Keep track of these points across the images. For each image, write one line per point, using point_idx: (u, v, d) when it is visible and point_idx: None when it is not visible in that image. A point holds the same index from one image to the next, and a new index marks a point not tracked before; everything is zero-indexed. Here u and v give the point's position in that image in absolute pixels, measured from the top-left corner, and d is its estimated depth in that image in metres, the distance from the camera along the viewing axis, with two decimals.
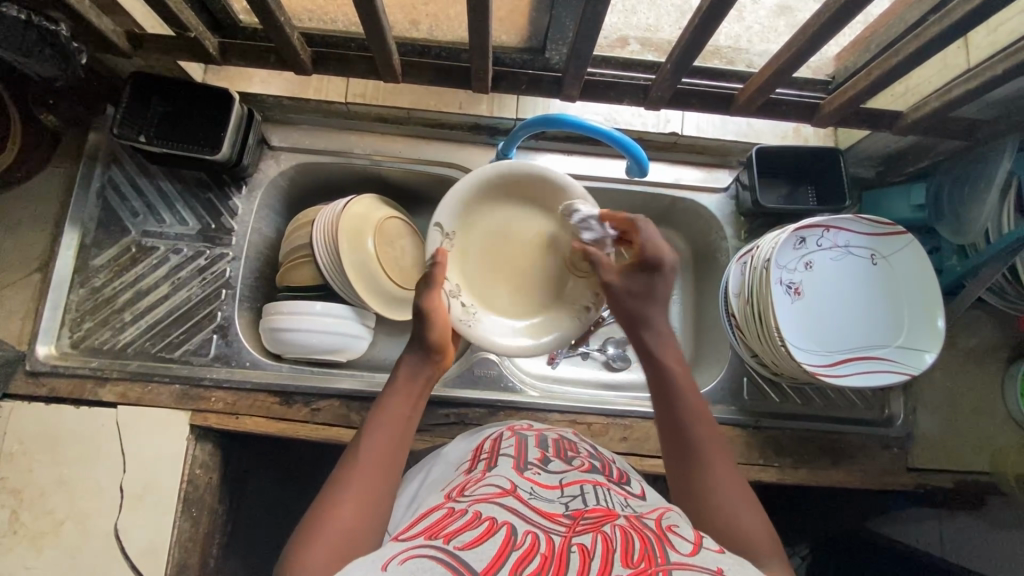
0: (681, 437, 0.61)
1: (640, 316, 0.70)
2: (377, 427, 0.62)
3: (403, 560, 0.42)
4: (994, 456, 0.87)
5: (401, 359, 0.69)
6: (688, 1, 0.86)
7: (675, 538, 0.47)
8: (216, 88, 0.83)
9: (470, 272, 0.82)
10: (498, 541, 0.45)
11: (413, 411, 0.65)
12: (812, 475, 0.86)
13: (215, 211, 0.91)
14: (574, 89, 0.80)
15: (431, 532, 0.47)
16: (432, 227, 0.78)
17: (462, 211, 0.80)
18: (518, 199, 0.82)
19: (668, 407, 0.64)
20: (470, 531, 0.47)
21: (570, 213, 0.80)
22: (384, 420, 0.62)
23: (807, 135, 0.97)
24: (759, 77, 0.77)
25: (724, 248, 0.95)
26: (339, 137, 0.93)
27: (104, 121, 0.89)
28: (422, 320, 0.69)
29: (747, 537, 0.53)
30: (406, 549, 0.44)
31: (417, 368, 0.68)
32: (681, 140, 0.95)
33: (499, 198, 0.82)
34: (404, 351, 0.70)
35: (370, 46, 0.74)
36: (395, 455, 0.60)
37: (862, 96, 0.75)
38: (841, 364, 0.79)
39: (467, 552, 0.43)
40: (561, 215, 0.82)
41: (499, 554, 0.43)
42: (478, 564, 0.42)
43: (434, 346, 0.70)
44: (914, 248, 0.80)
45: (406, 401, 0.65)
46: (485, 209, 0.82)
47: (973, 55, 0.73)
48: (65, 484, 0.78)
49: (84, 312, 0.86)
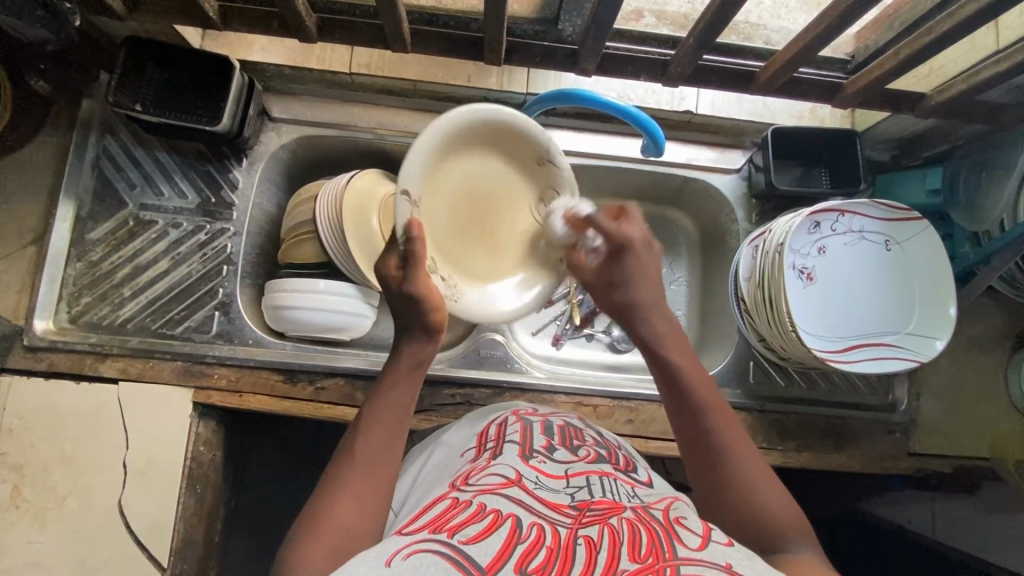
0: (695, 425, 0.59)
1: (631, 309, 0.66)
2: (374, 414, 0.59)
3: (407, 556, 0.42)
4: (994, 441, 0.88)
5: (399, 339, 0.64)
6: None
7: (683, 531, 0.46)
8: (215, 56, 0.80)
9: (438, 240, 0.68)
10: (503, 535, 0.45)
11: (412, 397, 0.62)
12: (815, 458, 0.87)
13: (215, 184, 0.88)
14: (590, 62, 0.77)
15: (434, 526, 0.46)
16: (397, 195, 0.59)
17: (426, 169, 0.62)
18: (479, 143, 0.66)
19: (678, 401, 0.61)
20: (475, 523, 0.46)
21: (538, 151, 0.68)
22: (383, 410, 0.60)
23: (823, 116, 0.95)
24: (782, 55, 0.74)
25: (734, 231, 0.94)
26: (341, 109, 0.90)
27: (98, 89, 0.85)
28: (417, 308, 0.62)
29: (773, 516, 0.52)
30: (409, 544, 0.44)
31: (419, 351, 0.64)
32: (694, 119, 0.92)
33: (463, 144, 0.65)
34: (399, 334, 0.64)
35: (379, 13, 0.71)
36: (393, 449, 0.58)
37: (888, 76, 0.73)
38: (852, 349, 0.78)
39: (472, 546, 0.43)
40: (527, 156, 0.69)
41: (504, 548, 0.43)
42: (481, 558, 0.42)
43: (435, 322, 0.63)
44: (929, 233, 0.79)
45: (406, 390, 0.62)
46: (450, 155, 0.65)
47: (1004, 36, 0.70)
48: (68, 460, 0.77)
49: (82, 287, 0.84)
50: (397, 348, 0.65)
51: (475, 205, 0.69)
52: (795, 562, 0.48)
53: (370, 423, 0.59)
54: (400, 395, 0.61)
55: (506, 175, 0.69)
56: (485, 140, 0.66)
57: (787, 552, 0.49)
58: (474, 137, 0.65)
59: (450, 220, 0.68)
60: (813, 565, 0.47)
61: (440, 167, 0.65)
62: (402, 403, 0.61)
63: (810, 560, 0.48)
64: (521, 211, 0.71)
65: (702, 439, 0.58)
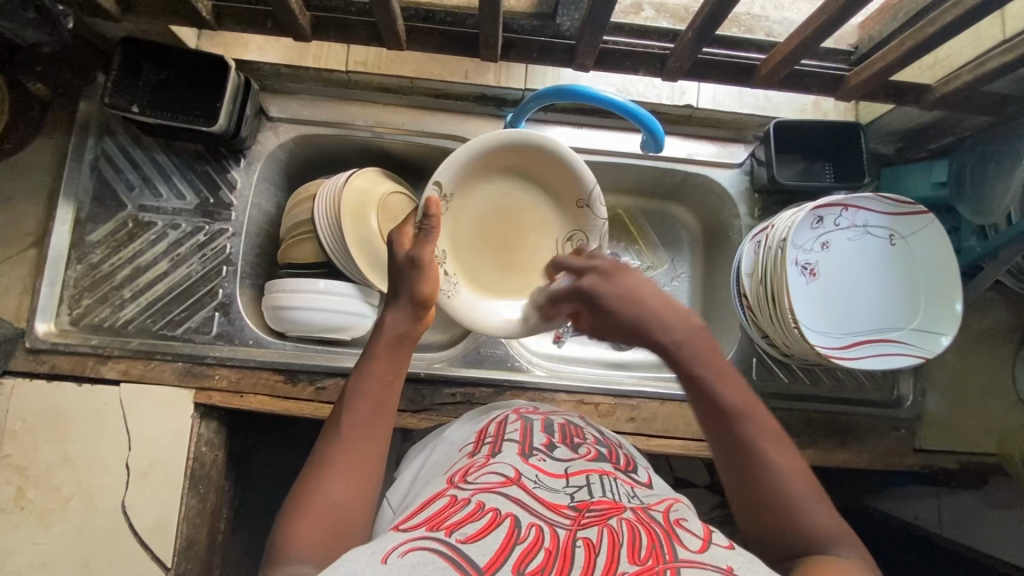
0: (728, 446, 0.53)
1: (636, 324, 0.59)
2: (363, 388, 0.58)
3: (403, 552, 0.41)
4: (1003, 436, 0.87)
5: (385, 313, 0.64)
6: None
7: (684, 534, 0.46)
8: (212, 56, 0.80)
9: (459, 239, 0.80)
10: (501, 535, 0.44)
11: (399, 371, 0.61)
12: (819, 455, 0.86)
13: (213, 185, 0.88)
14: (589, 57, 0.76)
15: (432, 523, 0.46)
16: (431, 183, 0.74)
17: (461, 171, 0.76)
18: (514, 169, 0.79)
19: (712, 413, 0.54)
20: (473, 522, 0.46)
21: (578, 193, 0.79)
22: (368, 384, 0.58)
23: (827, 109, 0.94)
24: (783, 47, 0.73)
25: (736, 226, 0.93)
26: (339, 107, 0.90)
27: (95, 90, 0.85)
28: (414, 273, 0.65)
29: (823, 534, 0.48)
30: (405, 541, 0.43)
31: (400, 323, 0.63)
32: (695, 113, 0.91)
33: (499, 166, 0.78)
34: (387, 306, 0.64)
35: (373, 10, 0.70)
36: (382, 422, 0.57)
37: (892, 68, 0.71)
38: (854, 346, 0.77)
39: (470, 545, 0.43)
40: (567, 194, 0.80)
41: (502, 548, 0.42)
42: (479, 558, 0.41)
43: (425, 300, 0.65)
44: (934, 228, 0.78)
45: (391, 362, 0.61)
46: (487, 171, 0.78)
47: (1010, 25, 0.69)
48: (71, 462, 0.77)
49: (82, 289, 0.84)
50: (380, 321, 0.64)
51: (504, 222, 0.81)
52: (837, 568, 0.45)
53: (356, 398, 0.57)
54: (385, 366, 0.60)
55: (541, 208, 0.81)
56: (528, 169, 0.79)
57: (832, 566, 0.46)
58: (515, 162, 0.78)
59: (474, 228, 0.80)
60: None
61: (475, 179, 0.78)
62: (387, 377, 0.59)
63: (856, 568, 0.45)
64: (545, 240, 0.82)
65: (741, 448, 0.52)
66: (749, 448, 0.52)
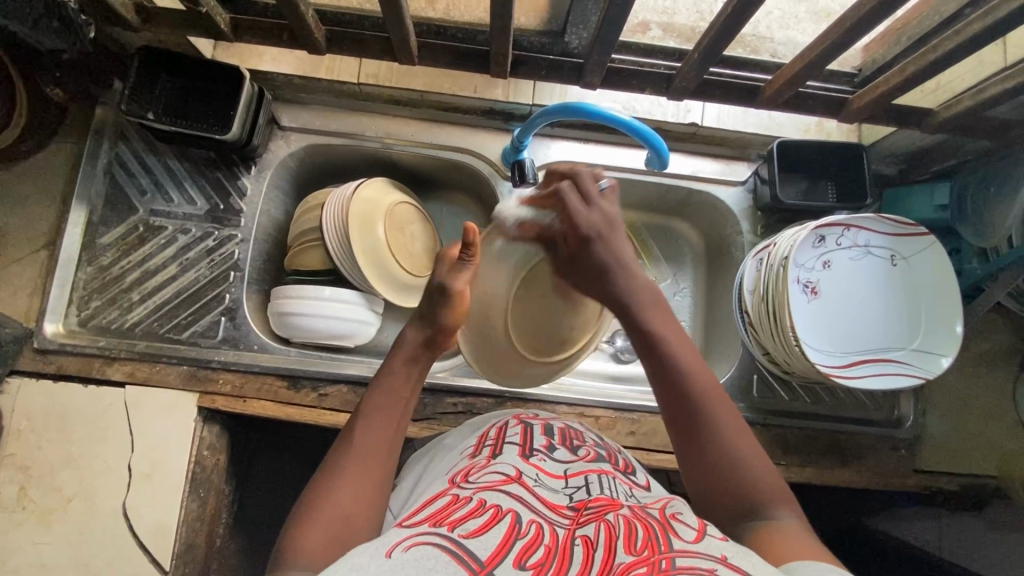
0: (675, 392, 0.58)
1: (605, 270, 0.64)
2: (375, 404, 0.60)
3: (407, 547, 0.41)
4: (1003, 460, 0.87)
5: (405, 329, 0.68)
6: (704, 7, 0.89)
7: (679, 526, 0.46)
8: (227, 66, 0.81)
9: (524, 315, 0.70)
10: (502, 530, 0.44)
11: (410, 392, 0.63)
12: (819, 474, 0.86)
13: (223, 191, 0.89)
14: (595, 76, 0.77)
15: (435, 519, 0.46)
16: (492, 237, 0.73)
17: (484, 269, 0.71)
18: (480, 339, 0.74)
19: (655, 362, 0.60)
20: (474, 518, 0.46)
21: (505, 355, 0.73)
22: (380, 400, 0.61)
23: (830, 130, 0.95)
24: (788, 69, 0.74)
25: (739, 243, 0.94)
26: (350, 118, 0.91)
27: (111, 96, 0.87)
28: (446, 300, 0.67)
29: (763, 487, 0.53)
30: (409, 537, 0.43)
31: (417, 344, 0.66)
32: (699, 131, 0.92)
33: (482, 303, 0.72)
34: (410, 324, 0.68)
35: (386, 26, 0.72)
36: (392, 439, 0.59)
37: (895, 92, 0.72)
38: (855, 365, 0.78)
39: (472, 539, 0.43)
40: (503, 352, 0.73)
41: (503, 544, 0.43)
42: (481, 552, 0.41)
43: (445, 328, 0.68)
44: (935, 249, 0.79)
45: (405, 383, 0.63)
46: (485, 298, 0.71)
47: (1012, 53, 0.70)
48: (74, 462, 0.78)
49: (92, 290, 0.85)
50: (399, 341, 0.67)
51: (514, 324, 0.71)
52: (773, 529, 0.49)
53: (370, 409, 0.60)
54: (398, 382, 0.63)
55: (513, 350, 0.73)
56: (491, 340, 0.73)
57: (769, 519, 0.50)
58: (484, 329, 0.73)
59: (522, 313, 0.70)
60: (800, 536, 0.48)
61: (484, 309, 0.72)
62: (402, 391, 0.62)
63: (792, 526, 0.49)
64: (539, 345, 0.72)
65: (680, 400, 0.58)
66: (691, 398, 0.57)
